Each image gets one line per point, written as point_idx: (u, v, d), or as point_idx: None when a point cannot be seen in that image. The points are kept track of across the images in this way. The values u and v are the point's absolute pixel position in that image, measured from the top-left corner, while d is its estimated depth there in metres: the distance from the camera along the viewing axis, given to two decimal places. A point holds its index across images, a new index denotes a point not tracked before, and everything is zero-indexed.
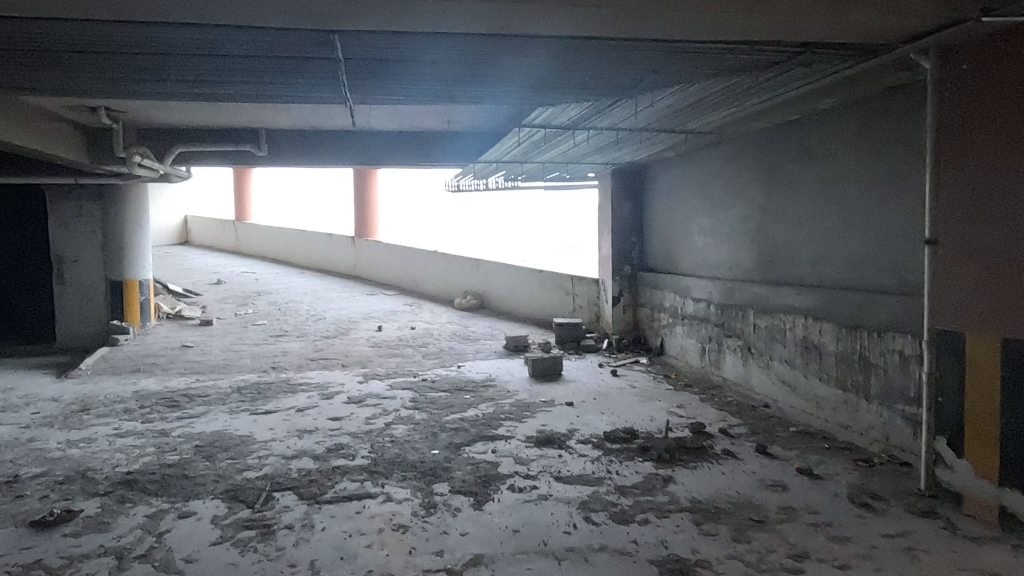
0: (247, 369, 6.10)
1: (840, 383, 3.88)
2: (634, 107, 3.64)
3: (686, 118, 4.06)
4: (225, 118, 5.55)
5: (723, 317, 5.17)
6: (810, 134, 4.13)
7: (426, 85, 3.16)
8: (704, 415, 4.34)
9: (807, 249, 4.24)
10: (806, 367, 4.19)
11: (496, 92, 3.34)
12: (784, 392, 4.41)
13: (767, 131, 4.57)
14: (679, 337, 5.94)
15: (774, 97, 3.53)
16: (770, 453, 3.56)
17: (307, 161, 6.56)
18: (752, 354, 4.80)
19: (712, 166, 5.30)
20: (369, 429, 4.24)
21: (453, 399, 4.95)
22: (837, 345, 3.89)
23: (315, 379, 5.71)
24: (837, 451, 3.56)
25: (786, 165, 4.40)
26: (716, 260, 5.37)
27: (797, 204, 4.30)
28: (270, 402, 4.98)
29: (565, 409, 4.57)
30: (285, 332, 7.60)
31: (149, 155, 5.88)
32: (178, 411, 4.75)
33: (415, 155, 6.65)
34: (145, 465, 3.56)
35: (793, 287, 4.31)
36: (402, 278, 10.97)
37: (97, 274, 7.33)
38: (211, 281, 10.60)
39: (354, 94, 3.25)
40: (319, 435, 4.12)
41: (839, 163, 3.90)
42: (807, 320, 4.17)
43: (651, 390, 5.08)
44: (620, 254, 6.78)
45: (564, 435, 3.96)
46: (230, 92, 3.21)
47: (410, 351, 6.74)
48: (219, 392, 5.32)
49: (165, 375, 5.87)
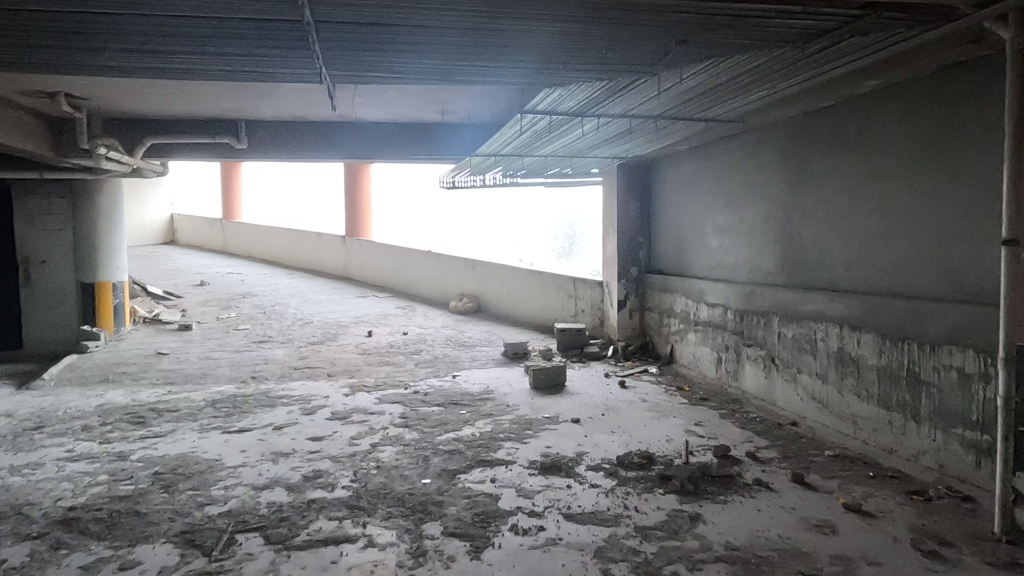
0: (225, 380, 5.63)
1: (881, 402, 3.45)
2: (652, 90, 3.21)
3: (710, 104, 3.63)
4: (200, 105, 5.10)
5: (742, 324, 4.74)
6: (846, 122, 3.71)
7: (415, 59, 2.70)
8: (727, 435, 3.91)
9: (840, 251, 3.81)
10: (840, 382, 3.76)
11: (494, 70, 2.89)
12: (814, 409, 3.98)
13: (794, 120, 4.14)
14: (692, 346, 5.50)
15: (813, 78, 3.10)
16: (808, 484, 3.12)
17: (290, 155, 6.11)
18: (775, 365, 4.37)
19: (730, 159, 4.86)
20: (353, 452, 3.78)
21: (448, 414, 4.50)
22: (879, 359, 3.46)
23: (298, 390, 5.25)
24: (884, 480, 3.12)
25: (816, 157, 3.97)
26: (734, 262, 4.93)
27: (829, 200, 3.88)
28: (245, 418, 4.51)
29: (571, 428, 4.12)
30: (269, 337, 7.13)
31: (118, 147, 5.42)
32: (142, 429, 4.29)
33: (407, 148, 6.21)
34: (93, 498, 3.10)
35: (825, 293, 3.88)
36: (395, 279, 10.51)
37: (67, 275, 6.85)
38: (194, 283, 10.11)
39: (329, 70, 2.80)
40: (296, 460, 3.67)
41: (880, 154, 3.48)
42: (841, 329, 3.74)
43: (665, 405, 4.64)
44: (627, 255, 6.33)
45: (572, 460, 3.52)
46: (184, 66, 2.74)
47: (401, 359, 6.28)
48: (191, 406, 4.85)
49: (135, 387, 5.40)
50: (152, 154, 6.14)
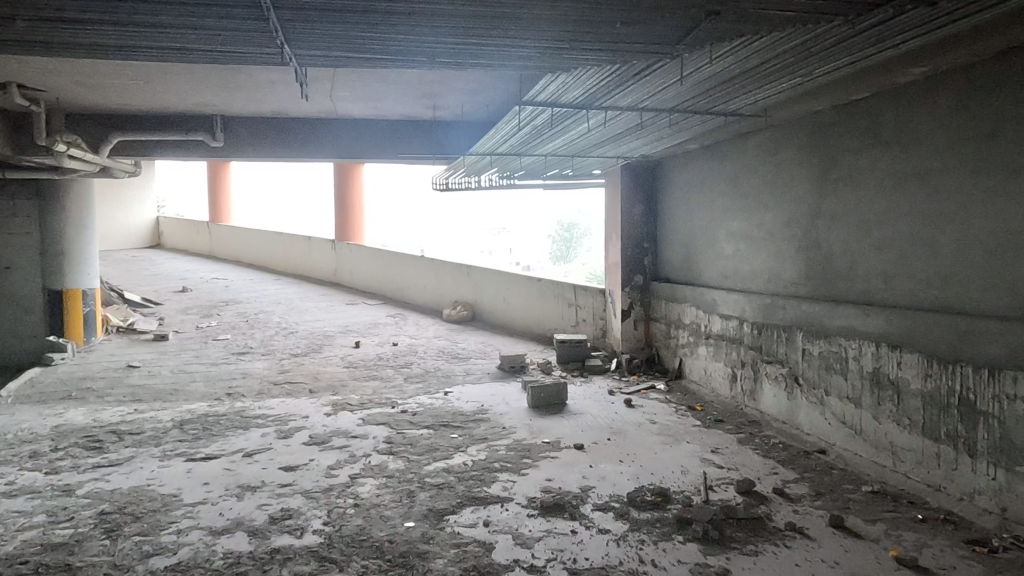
0: (197, 397, 5.19)
1: (926, 432, 3.05)
2: (670, 77, 2.81)
3: (734, 95, 3.23)
4: (171, 98, 4.69)
5: (761, 338, 4.33)
6: (882, 116, 3.32)
7: (395, 34, 2.27)
8: (749, 466, 3.50)
9: (875, 261, 3.41)
10: (876, 407, 3.35)
11: (493, 49, 2.47)
12: (845, 435, 3.57)
13: (820, 115, 3.75)
14: (703, 361, 5.09)
15: (858, 61, 2.71)
16: (850, 529, 2.71)
17: (270, 155, 5.70)
18: (799, 386, 3.96)
19: (746, 159, 4.47)
20: (329, 485, 3.35)
21: (438, 439, 4.06)
22: (924, 384, 3.05)
23: (276, 410, 4.82)
24: (937, 526, 2.72)
25: (846, 155, 3.58)
26: (750, 271, 4.53)
27: (862, 204, 3.48)
28: (213, 443, 4.08)
29: (574, 455, 3.70)
30: (250, 349, 6.69)
31: (81, 145, 5.00)
32: (97, 456, 3.85)
33: (396, 147, 5.82)
34: (21, 548, 2.67)
35: (857, 307, 3.48)
36: (386, 285, 10.10)
37: (33, 282, 6.41)
38: (176, 289, 9.64)
39: (293, 46, 2.35)
40: (264, 496, 3.23)
41: (924, 152, 3.09)
42: (878, 348, 3.33)
43: (676, 427, 4.22)
44: (631, 262, 5.92)
45: (576, 497, 3.09)
46: (122, 39, 2.32)
47: (390, 373, 5.86)
48: (156, 428, 4.41)
49: (98, 405, 4.95)
50: (122, 152, 5.70)
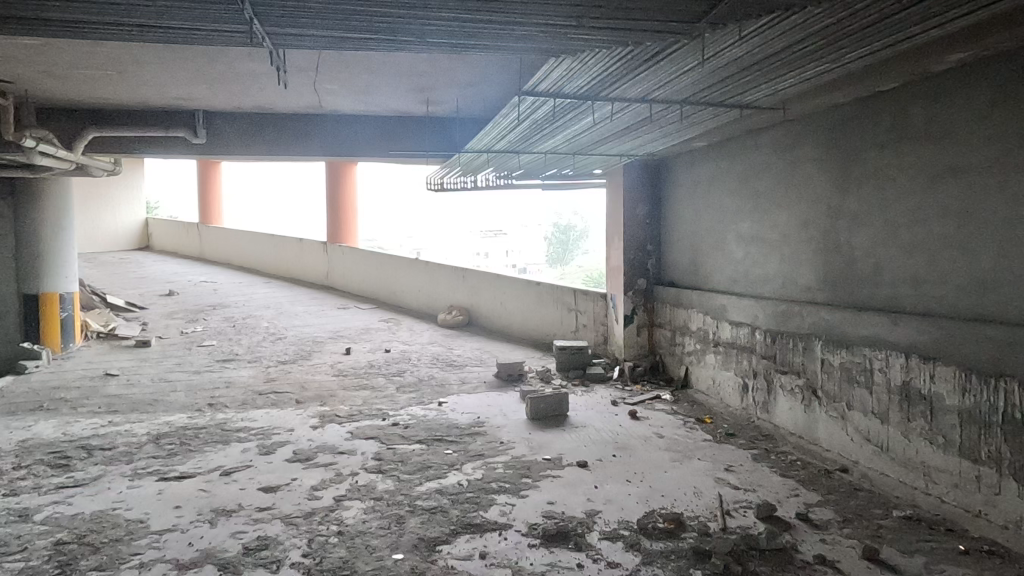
0: (176, 408, 4.89)
1: (964, 452, 2.79)
2: (686, 62, 2.54)
3: (753, 85, 2.97)
4: (147, 91, 4.43)
5: (775, 347, 4.07)
6: (912, 108, 3.06)
7: (380, 7, 2.00)
8: (767, 486, 3.23)
9: (902, 265, 3.16)
10: (904, 423, 3.09)
11: (491, 27, 2.20)
12: (869, 454, 3.31)
13: (841, 109, 3.50)
14: (711, 370, 4.83)
15: (894, 45, 2.45)
16: (887, 563, 2.45)
17: (254, 154, 5.43)
18: (818, 399, 3.70)
19: (758, 156, 4.22)
20: (311, 509, 3.07)
21: (431, 456, 3.78)
22: (961, 400, 2.79)
23: (259, 422, 4.54)
24: (983, 559, 2.46)
25: (870, 152, 3.33)
26: (762, 275, 4.27)
27: (888, 204, 3.23)
28: (189, 460, 3.79)
29: (578, 474, 3.44)
30: (235, 356, 6.40)
31: (54, 141, 4.74)
32: (62, 475, 3.56)
33: (388, 144, 5.55)
34: None
35: (883, 316, 3.22)
36: (379, 289, 9.82)
37: (8, 286, 6.12)
38: (162, 293, 9.34)
39: (263, 23, 2.08)
40: (239, 522, 2.95)
41: (961, 146, 2.83)
42: (907, 359, 3.07)
43: (685, 442, 3.96)
44: (634, 265, 5.66)
45: (581, 524, 2.82)
46: (68, 12, 2.04)
47: (381, 382, 5.57)
48: (129, 442, 4.12)
49: (70, 417, 4.66)
50: (99, 149, 5.42)
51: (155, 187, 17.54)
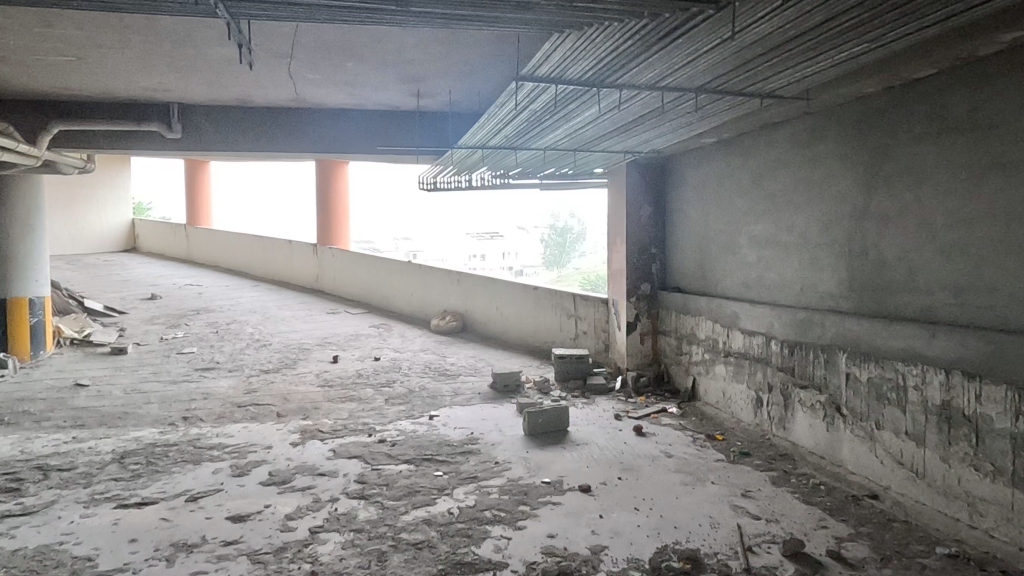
0: (148, 422, 4.55)
1: (1017, 483, 2.47)
2: (707, 40, 2.23)
3: (778, 70, 2.65)
4: (114, 82, 4.11)
5: (793, 359, 3.75)
6: (953, 97, 2.75)
7: None
8: (791, 516, 2.91)
9: (940, 272, 2.84)
10: (944, 447, 2.78)
11: None
12: (903, 479, 3.00)
13: (869, 99, 3.19)
14: (721, 381, 4.51)
15: (946, 20, 2.14)
16: None
17: (233, 150, 5.11)
18: (842, 416, 3.39)
19: (774, 153, 3.91)
20: (283, 544, 2.74)
21: (420, 478, 3.45)
22: (1014, 423, 2.48)
23: (235, 438, 4.20)
24: None
25: (902, 146, 3.02)
26: (778, 281, 3.96)
27: (923, 204, 2.92)
28: (154, 483, 3.45)
29: (581, 501, 3.11)
30: (216, 364, 6.06)
31: (16, 135, 4.41)
32: (10, 501, 3.22)
33: (375, 140, 5.23)
34: None
35: (918, 328, 2.91)
36: (370, 292, 9.49)
37: None
38: (144, 296, 8.99)
39: None
40: (200, 560, 2.61)
41: (1012, 137, 2.51)
42: (948, 377, 2.76)
43: (696, 463, 3.64)
44: (637, 269, 5.34)
45: (586, 563, 2.51)
46: None
47: (369, 393, 5.24)
48: (91, 462, 3.78)
49: (31, 433, 4.32)
50: (69, 144, 5.08)
51: (142, 188, 17.14)
